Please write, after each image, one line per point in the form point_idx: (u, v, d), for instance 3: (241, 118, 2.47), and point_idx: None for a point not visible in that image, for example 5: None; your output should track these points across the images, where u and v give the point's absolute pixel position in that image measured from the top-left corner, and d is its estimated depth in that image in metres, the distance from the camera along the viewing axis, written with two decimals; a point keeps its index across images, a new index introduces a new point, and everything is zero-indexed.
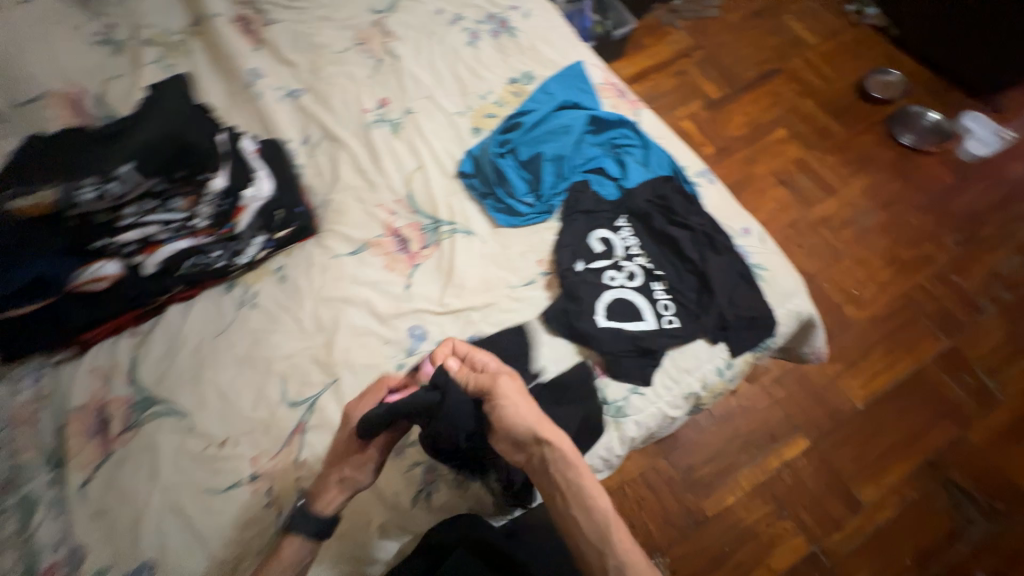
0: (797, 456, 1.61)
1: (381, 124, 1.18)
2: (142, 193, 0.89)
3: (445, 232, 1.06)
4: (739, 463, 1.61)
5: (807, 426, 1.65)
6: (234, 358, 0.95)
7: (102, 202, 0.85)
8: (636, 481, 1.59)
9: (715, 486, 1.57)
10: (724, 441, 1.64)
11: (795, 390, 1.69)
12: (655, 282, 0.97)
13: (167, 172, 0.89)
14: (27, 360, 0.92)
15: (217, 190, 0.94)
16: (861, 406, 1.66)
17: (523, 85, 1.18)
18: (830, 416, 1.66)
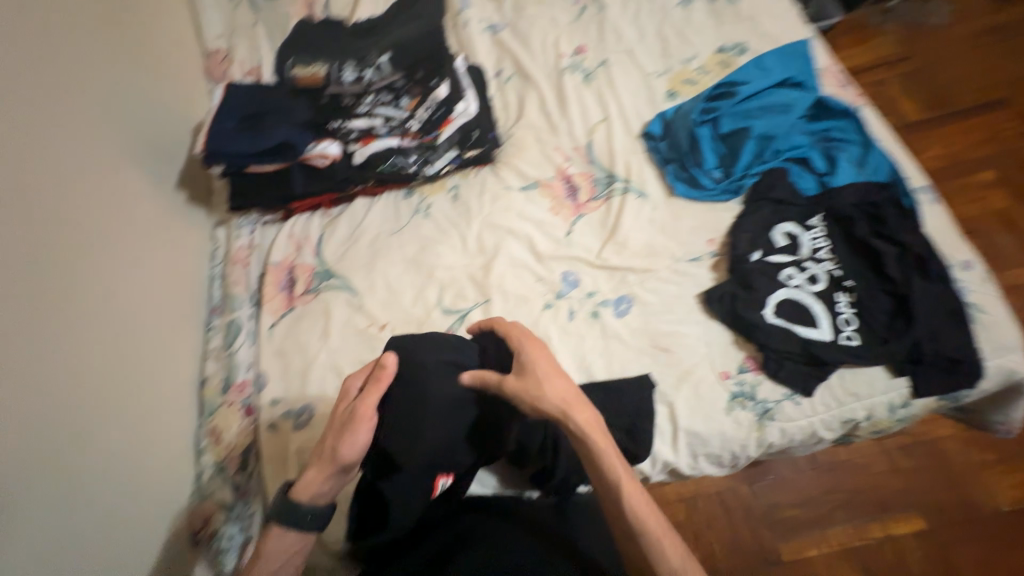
0: (906, 536, 1.37)
1: (575, 72, 1.17)
2: (385, 87, 1.08)
3: (617, 189, 1.05)
4: (833, 518, 1.41)
5: (929, 508, 1.39)
6: (403, 257, 1.04)
7: (355, 87, 1.06)
8: (707, 497, 1.46)
9: (797, 533, 1.39)
10: (819, 490, 1.44)
11: (925, 464, 1.44)
12: (842, 294, 0.88)
13: (409, 73, 1.08)
14: (249, 214, 1.10)
15: (439, 97, 1.05)
16: (1005, 509, 1.36)
17: (733, 56, 1.10)
18: (962, 507, 1.38)
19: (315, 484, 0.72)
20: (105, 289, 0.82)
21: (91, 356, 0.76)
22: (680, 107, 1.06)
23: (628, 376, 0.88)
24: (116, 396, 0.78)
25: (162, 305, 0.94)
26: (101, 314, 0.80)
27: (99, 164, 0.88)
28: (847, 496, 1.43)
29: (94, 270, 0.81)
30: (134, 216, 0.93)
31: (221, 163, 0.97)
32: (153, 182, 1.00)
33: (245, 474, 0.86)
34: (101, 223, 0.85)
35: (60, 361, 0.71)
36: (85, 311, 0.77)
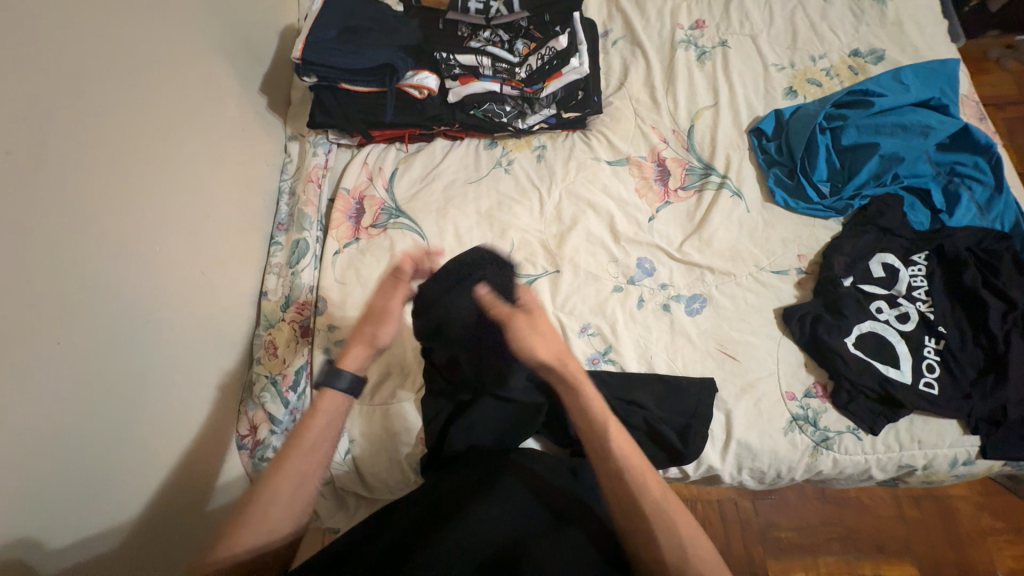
0: None
1: (689, 47, 1.08)
2: (507, 24, 0.99)
3: (712, 182, 0.98)
4: (829, 548, 1.27)
5: (925, 557, 1.26)
6: (476, 209, 0.99)
7: (477, 17, 0.97)
8: (707, 502, 1.32)
9: (791, 554, 1.26)
10: (821, 517, 1.30)
11: (931, 513, 1.30)
12: (931, 338, 0.83)
13: (537, 11, 0.97)
14: (326, 133, 1.06)
15: (558, 48, 0.97)
16: None
17: (867, 63, 1.01)
18: (957, 564, 1.25)
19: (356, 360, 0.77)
20: (193, 187, 0.82)
21: (174, 249, 0.76)
22: (801, 107, 0.98)
23: (691, 378, 0.85)
24: (192, 294, 0.79)
25: (239, 213, 0.93)
26: (187, 211, 0.80)
27: (196, 55, 0.85)
28: (844, 530, 1.29)
29: (185, 166, 0.80)
30: (225, 116, 0.91)
31: (314, 75, 0.94)
32: (241, 82, 0.97)
33: (296, 394, 0.86)
34: (193, 119, 0.83)
35: (147, 249, 0.71)
36: (172, 205, 0.77)
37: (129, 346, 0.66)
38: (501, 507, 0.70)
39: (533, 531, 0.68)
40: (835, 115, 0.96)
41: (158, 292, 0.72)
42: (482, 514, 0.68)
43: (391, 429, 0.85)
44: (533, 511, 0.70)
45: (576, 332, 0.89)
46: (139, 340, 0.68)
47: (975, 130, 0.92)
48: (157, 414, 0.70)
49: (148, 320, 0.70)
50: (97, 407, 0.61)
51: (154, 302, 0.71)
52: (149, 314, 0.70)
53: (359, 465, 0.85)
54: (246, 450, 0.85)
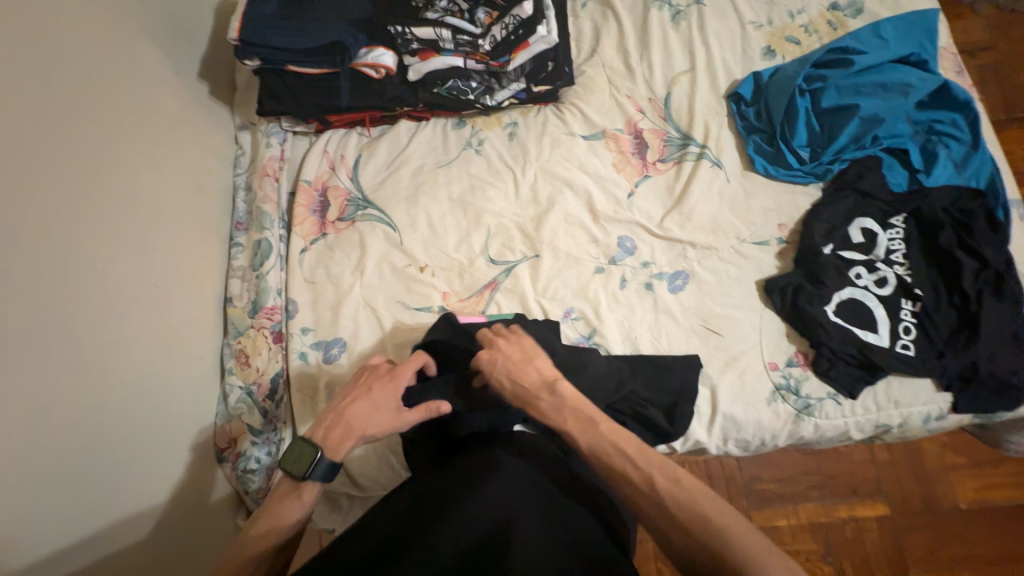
0: (869, 518, 1.32)
1: (663, 6, 1.01)
2: None
3: (691, 153, 0.94)
4: (808, 495, 1.33)
5: (895, 495, 1.34)
6: (447, 195, 0.94)
7: None
8: (693, 461, 1.36)
9: (773, 504, 1.32)
10: (799, 467, 1.35)
11: (902, 455, 1.37)
12: (908, 301, 0.84)
13: None
14: (279, 121, 0.98)
15: (523, 15, 0.89)
16: (963, 508, 1.32)
17: (846, 17, 0.97)
18: (923, 498, 1.33)
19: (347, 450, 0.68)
20: (134, 193, 0.75)
21: (121, 264, 0.70)
22: (780, 69, 0.94)
23: (677, 357, 0.85)
24: (149, 310, 0.74)
25: (192, 216, 0.86)
26: (131, 221, 0.73)
27: (118, 42, 0.76)
28: (821, 478, 1.35)
29: (122, 171, 0.73)
30: (162, 109, 0.83)
31: (256, 57, 0.85)
32: (176, 69, 0.88)
33: (274, 402, 0.83)
34: (124, 116, 0.75)
35: (90, 266, 0.65)
36: (113, 216, 0.70)
37: (82, 374, 0.62)
38: (501, 488, 0.65)
39: (534, 510, 0.64)
40: (814, 76, 0.92)
41: (108, 311, 0.67)
42: (482, 497, 0.64)
43: None
44: (534, 491, 0.67)
45: (559, 317, 0.87)
46: (91, 366, 0.63)
47: (954, 85, 0.90)
48: (126, 441, 0.67)
49: (100, 344, 0.65)
50: (54, 443, 0.57)
51: (105, 324, 0.66)
52: (99, 337, 0.65)
53: (347, 467, 0.84)
54: (227, 463, 0.81)
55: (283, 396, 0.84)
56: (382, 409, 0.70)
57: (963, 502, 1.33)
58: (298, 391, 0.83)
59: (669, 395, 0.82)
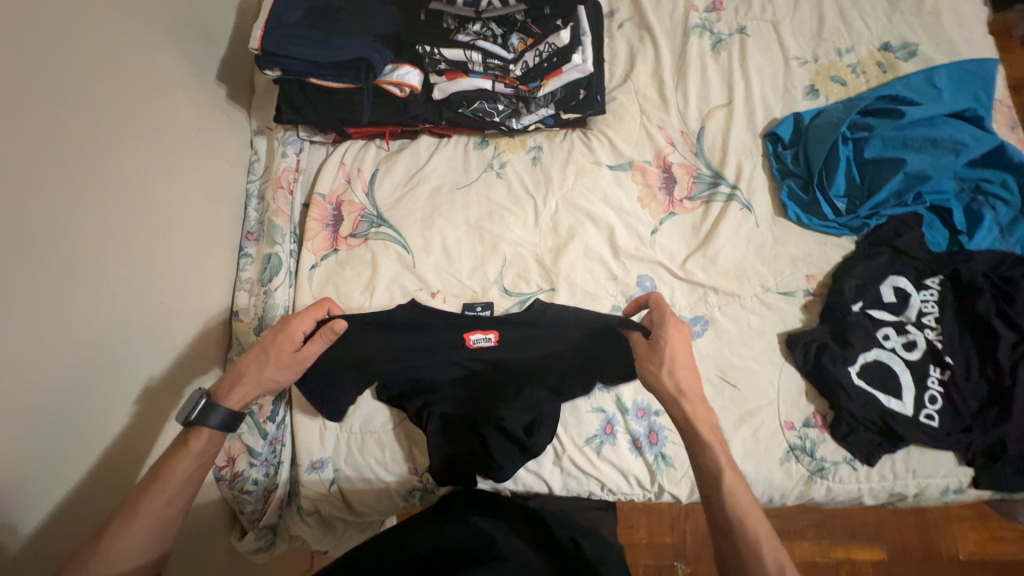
0: (865, 564, 1.29)
1: (704, 34, 0.96)
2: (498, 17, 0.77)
3: (721, 194, 0.91)
4: (804, 534, 1.31)
5: (893, 542, 1.31)
6: (465, 220, 0.91)
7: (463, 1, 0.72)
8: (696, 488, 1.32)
9: None
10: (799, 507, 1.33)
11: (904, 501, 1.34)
12: (937, 367, 0.81)
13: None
14: (296, 129, 0.93)
15: (558, 44, 0.77)
16: (961, 560, 1.30)
17: (897, 59, 0.91)
18: (922, 547, 1.31)
19: (247, 396, 0.69)
20: (145, 205, 0.72)
21: (126, 281, 0.68)
22: (823, 111, 0.89)
23: None
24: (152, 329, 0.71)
25: (203, 226, 0.83)
26: (140, 238, 0.71)
27: (136, 48, 0.72)
28: (821, 519, 1.32)
29: (133, 185, 0.70)
30: (176, 116, 0.79)
31: (277, 68, 0.76)
32: (194, 73, 0.84)
33: (275, 424, 0.80)
34: (139, 123, 0.72)
35: (96, 287, 0.63)
36: (121, 232, 0.68)
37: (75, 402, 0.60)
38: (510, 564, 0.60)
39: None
40: (861, 123, 0.86)
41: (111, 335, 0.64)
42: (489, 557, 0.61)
43: (378, 458, 0.82)
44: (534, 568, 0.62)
45: None
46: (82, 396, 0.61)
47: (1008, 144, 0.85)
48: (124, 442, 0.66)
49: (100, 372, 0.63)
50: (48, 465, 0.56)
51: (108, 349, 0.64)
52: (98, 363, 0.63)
53: (346, 494, 0.82)
54: (225, 481, 0.80)
55: (284, 418, 0.82)
56: (274, 359, 0.69)
57: (963, 554, 1.30)
58: (300, 414, 0.82)
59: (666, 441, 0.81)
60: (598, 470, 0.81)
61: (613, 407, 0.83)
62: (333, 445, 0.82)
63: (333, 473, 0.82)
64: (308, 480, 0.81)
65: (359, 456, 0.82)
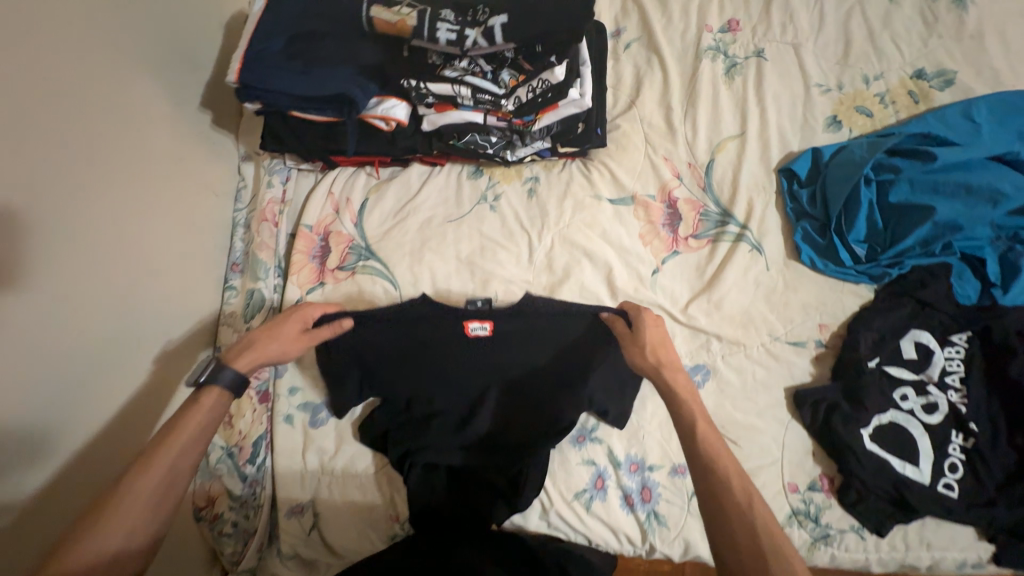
0: None
1: (718, 57, 0.89)
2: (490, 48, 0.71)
3: (729, 233, 0.85)
4: None
5: None
6: (455, 254, 0.87)
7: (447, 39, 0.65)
8: None
9: None
10: None
11: None
12: (959, 433, 0.74)
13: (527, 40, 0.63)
14: (284, 157, 0.91)
15: (553, 80, 0.71)
16: None
17: (931, 89, 0.83)
18: None
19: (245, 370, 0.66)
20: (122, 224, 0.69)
21: (100, 325, 0.65)
22: (845, 147, 0.81)
23: (680, 459, 0.79)
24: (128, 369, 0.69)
25: (186, 260, 0.81)
26: (115, 279, 0.68)
27: (114, 81, 0.69)
28: None
29: (108, 227, 0.67)
30: (158, 149, 0.76)
31: (257, 101, 0.73)
32: (176, 102, 0.80)
33: (255, 466, 0.78)
34: (118, 162, 0.69)
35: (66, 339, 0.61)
36: (96, 277, 0.65)
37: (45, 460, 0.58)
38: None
39: None
40: (888, 162, 0.79)
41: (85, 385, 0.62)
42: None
43: (359, 504, 0.79)
44: None
45: None
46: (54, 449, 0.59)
47: None
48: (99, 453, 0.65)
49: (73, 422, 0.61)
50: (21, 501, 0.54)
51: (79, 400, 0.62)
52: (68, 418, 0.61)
53: (326, 539, 0.79)
54: (205, 522, 0.78)
55: (265, 460, 0.79)
56: (283, 334, 0.68)
57: None
58: (281, 456, 0.80)
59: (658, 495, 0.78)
60: (589, 525, 0.77)
61: (602, 460, 0.79)
62: (313, 488, 0.80)
63: (313, 518, 0.79)
64: (289, 524, 0.78)
65: (338, 501, 0.79)
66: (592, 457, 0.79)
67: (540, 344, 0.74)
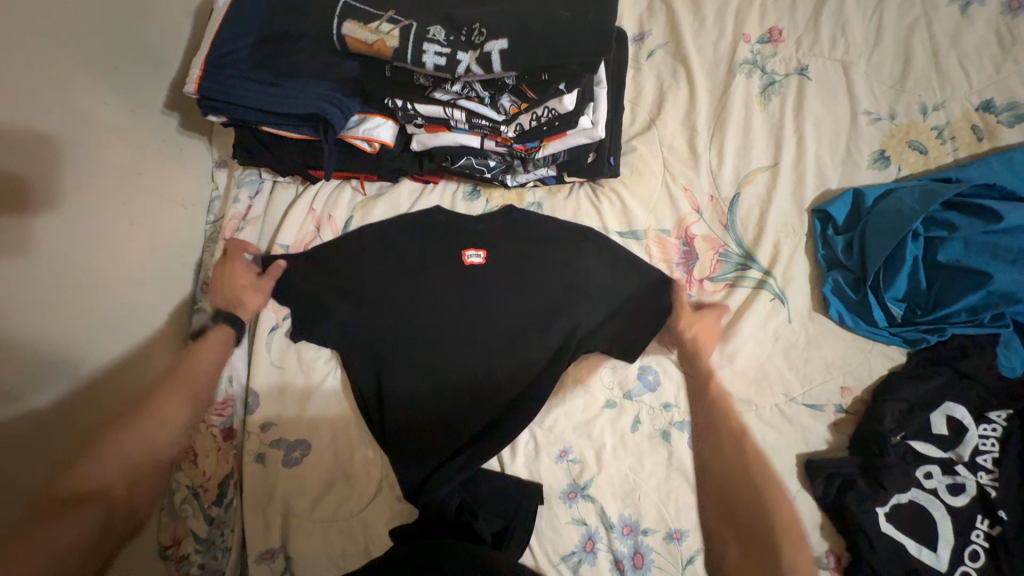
0: None
1: (753, 72, 0.78)
2: None
3: (750, 278, 0.76)
4: None
5: None
6: (446, 288, 0.79)
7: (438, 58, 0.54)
8: None
9: None
10: None
11: None
12: (985, 518, 0.68)
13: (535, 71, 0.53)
14: (260, 168, 0.84)
15: (561, 110, 0.59)
16: None
17: (999, 124, 0.71)
18: None
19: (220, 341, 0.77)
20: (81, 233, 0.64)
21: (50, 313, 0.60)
22: (892, 191, 0.71)
23: (679, 526, 0.72)
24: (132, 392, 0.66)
25: (143, 284, 0.74)
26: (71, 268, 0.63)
27: (45, 86, 0.60)
28: None
29: (36, 261, 0.59)
30: (105, 163, 0.67)
31: (221, 115, 0.64)
32: (134, 105, 0.71)
33: (223, 506, 0.74)
34: (57, 181, 0.61)
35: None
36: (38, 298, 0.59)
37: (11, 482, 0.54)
38: None
39: None
40: (940, 213, 0.69)
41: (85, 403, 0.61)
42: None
43: (332, 554, 0.73)
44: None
45: (553, 456, 0.76)
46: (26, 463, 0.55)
47: None
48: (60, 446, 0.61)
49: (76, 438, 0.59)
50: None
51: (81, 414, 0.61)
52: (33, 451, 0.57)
53: None
54: None
55: (234, 500, 0.75)
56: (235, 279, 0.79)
57: None
58: (250, 499, 0.75)
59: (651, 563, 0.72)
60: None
61: (592, 519, 0.74)
62: (283, 533, 0.74)
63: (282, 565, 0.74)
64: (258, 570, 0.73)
65: (306, 549, 0.73)
66: (582, 516, 0.74)
67: (522, 287, 0.78)
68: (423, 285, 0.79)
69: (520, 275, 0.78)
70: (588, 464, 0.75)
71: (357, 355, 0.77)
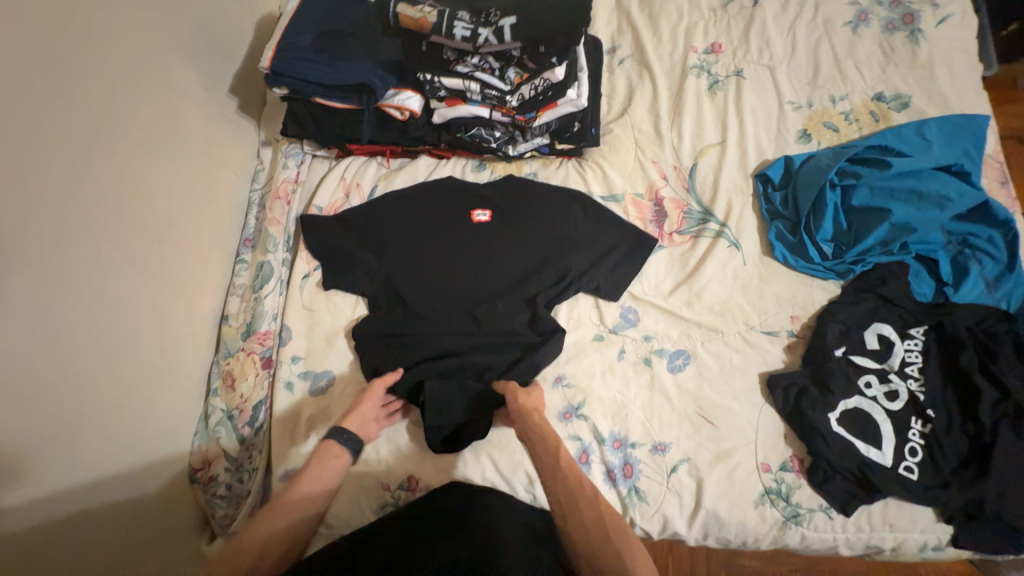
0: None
1: (701, 73, 0.99)
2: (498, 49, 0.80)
3: (709, 230, 0.92)
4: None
5: None
6: (457, 241, 0.93)
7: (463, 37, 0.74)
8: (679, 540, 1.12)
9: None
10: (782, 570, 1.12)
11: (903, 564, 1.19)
12: (918, 419, 0.79)
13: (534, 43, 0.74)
14: (300, 143, 0.99)
15: (554, 79, 0.78)
16: None
17: (890, 109, 0.93)
18: None
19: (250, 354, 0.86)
20: (162, 175, 0.77)
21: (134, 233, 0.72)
22: (813, 156, 0.91)
23: (661, 438, 0.83)
24: (166, 375, 0.77)
25: (201, 229, 0.86)
26: (151, 201, 0.75)
27: (149, 58, 0.75)
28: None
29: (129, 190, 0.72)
30: (183, 125, 0.82)
31: (284, 87, 0.80)
32: (207, 86, 0.88)
33: (252, 429, 0.82)
34: (150, 130, 0.75)
35: (77, 299, 0.63)
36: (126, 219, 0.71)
37: (53, 471, 0.59)
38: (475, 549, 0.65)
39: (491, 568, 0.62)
40: (849, 171, 0.88)
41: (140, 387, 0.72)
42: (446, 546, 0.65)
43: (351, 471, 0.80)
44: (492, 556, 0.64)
45: (550, 382, 0.86)
46: (69, 456, 0.61)
47: (996, 204, 0.86)
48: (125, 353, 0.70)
49: (128, 404, 0.69)
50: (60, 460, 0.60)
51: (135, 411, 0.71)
52: (98, 410, 0.65)
53: None
54: (199, 484, 0.80)
55: (264, 424, 0.83)
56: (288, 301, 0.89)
57: None
58: (279, 421, 0.82)
59: (640, 472, 0.81)
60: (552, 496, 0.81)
61: (585, 435, 0.83)
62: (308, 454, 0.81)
63: None
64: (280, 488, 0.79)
65: None
66: (575, 434, 0.83)
67: (521, 240, 0.92)
68: (437, 238, 0.93)
69: (519, 228, 0.93)
70: (581, 388, 0.86)
71: (380, 294, 0.89)
